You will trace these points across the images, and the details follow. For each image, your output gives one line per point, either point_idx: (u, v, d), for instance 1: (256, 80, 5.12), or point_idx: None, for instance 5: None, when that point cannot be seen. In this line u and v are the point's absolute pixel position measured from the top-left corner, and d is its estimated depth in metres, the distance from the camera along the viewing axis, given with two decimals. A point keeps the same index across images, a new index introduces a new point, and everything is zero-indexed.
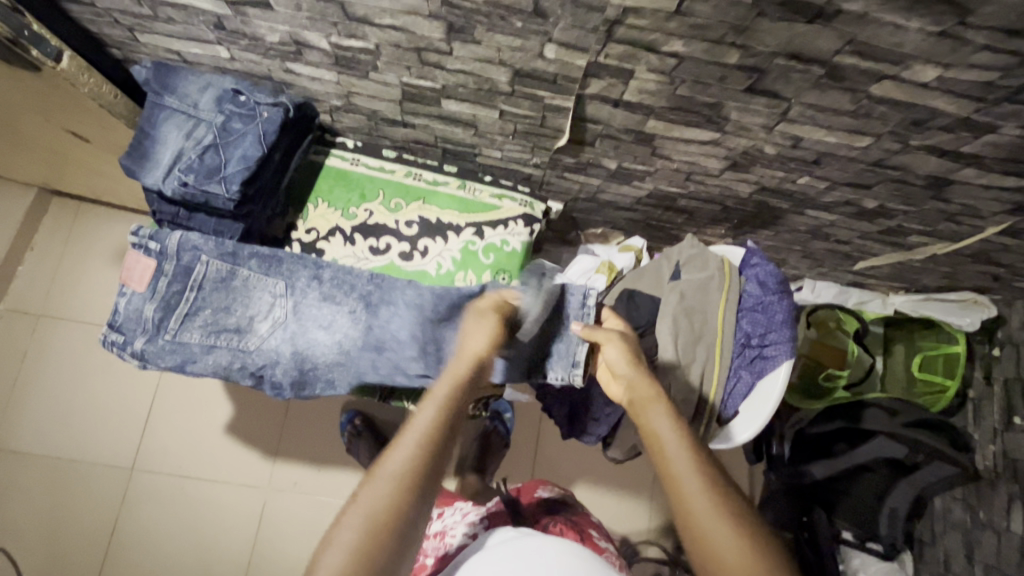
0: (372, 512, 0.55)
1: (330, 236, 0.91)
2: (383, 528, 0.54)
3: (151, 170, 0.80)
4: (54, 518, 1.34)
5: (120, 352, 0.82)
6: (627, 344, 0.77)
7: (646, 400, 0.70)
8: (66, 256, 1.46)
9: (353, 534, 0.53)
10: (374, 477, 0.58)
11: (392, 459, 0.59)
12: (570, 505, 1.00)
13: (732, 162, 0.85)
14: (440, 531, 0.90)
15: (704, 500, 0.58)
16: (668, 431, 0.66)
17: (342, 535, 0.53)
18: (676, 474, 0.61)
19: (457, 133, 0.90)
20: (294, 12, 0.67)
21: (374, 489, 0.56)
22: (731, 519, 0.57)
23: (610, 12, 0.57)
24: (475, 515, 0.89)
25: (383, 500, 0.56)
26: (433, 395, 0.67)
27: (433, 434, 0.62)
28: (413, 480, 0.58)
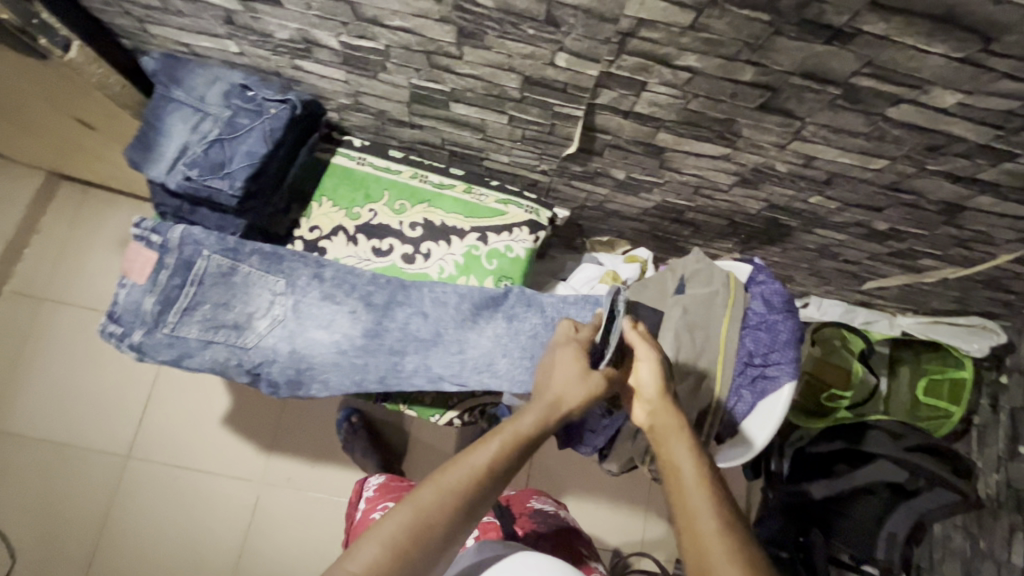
0: (419, 514, 0.57)
1: (333, 235, 0.90)
2: (421, 530, 0.56)
3: (155, 163, 0.79)
4: (49, 501, 1.35)
5: (117, 343, 0.82)
6: (663, 363, 0.76)
7: (671, 427, 0.71)
8: (70, 241, 1.47)
9: (392, 533, 0.56)
10: (426, 480, 0.60)
11: (451, 468, 0.61)
12: (563, 518, 1.01)
13: (742, 178, 0.84)
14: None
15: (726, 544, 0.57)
16: (698, 468, 0.65)
17: (382, 530, 0.56)
18: (693, 510, 0.61)
19: (465, 136, 0.89)
20: (304, 10, 0.67)
21: (425, 493, 0.59)
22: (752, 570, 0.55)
23: (624, 24, 0.56)
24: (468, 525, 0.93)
25: (429, 504, 0.58)
26: (514, 418, 0.67)
27: (499, 455, 0.63)
28: (466, 494, 0.60)
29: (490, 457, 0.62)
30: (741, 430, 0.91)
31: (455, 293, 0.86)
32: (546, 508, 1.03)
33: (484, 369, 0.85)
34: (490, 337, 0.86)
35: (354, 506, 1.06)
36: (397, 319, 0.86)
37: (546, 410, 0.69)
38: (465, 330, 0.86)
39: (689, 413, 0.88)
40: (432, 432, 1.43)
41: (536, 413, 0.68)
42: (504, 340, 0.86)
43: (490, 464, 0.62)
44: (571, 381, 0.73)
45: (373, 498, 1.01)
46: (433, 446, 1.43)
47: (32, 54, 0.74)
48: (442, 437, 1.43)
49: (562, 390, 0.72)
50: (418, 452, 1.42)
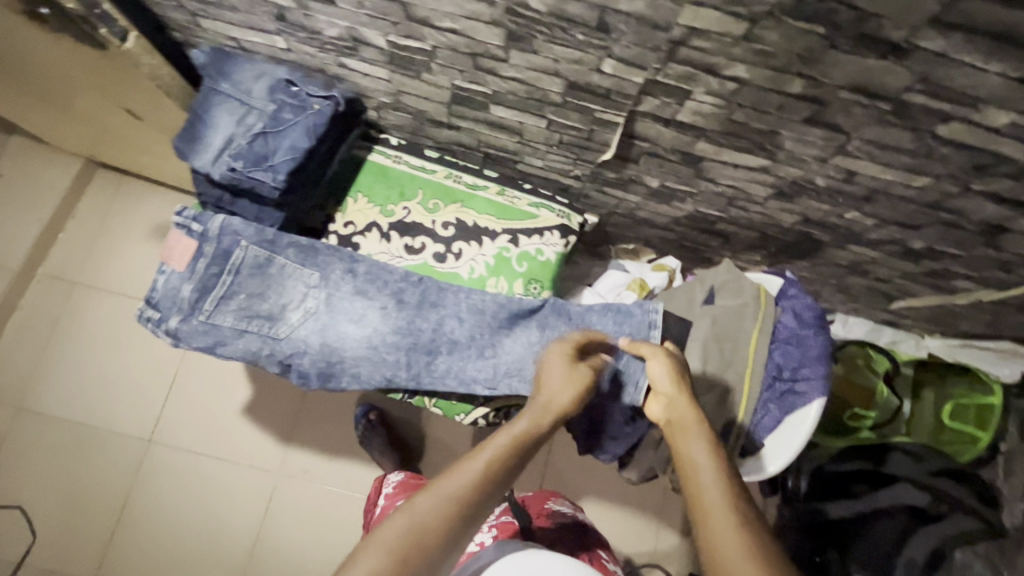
0: (416, 524, 0.57)
1: (367, 231, 0.91)
2: (424, 538, 0.56)
3: (200, 152, 0.80)
4: (70, 482, 1.37)
5: (153, 328, 0.83)
6: (675, 361, 0.76)
7: (686, 425, 0.71)
8: (103, 229, 1.50)
9: (393, 540, 0.55)
10: (425, 488, 0.61)
11: (450, 476, 0.61)
12: (580, 521, 1.00)
13: (778, 191, 0.83)
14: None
15: (739, 547, 0.57)
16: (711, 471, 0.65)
17: (382, 536, 0.56)
18: (708, 510, 0.61)
19: (501, 139, 0.90)
20: (356, 9, 0.68)
21: (423, 501, 0.59)
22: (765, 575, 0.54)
23: (675, 32, 0.57)
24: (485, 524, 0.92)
25: (429, 511, 0.58)
26: (510, 426, 0.68)
27: (496, 462, 0.63)
28: (464, 503, 0.60)
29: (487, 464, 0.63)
30: (766, 445, 0.89)
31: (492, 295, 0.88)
32: (564, 510, 1.02)
33: (517, 374, 0.86)
34: (523, 344, 0.88)
35: (373, 501, 1.07)
36: (428, 320, 0.86)
37: (540, 415, 0.69)
38: (498, 334, 0.88)
39: (715, 423, 0.88)
40: (448, 431, 1.44)
41: (533, 419, 0.69)
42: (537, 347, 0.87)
43: (488, 471, 0.62)
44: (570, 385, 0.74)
45: (392, 494, 1.01)
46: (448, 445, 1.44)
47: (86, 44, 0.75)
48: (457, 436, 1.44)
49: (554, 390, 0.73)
50: (433, 450, 1.42)
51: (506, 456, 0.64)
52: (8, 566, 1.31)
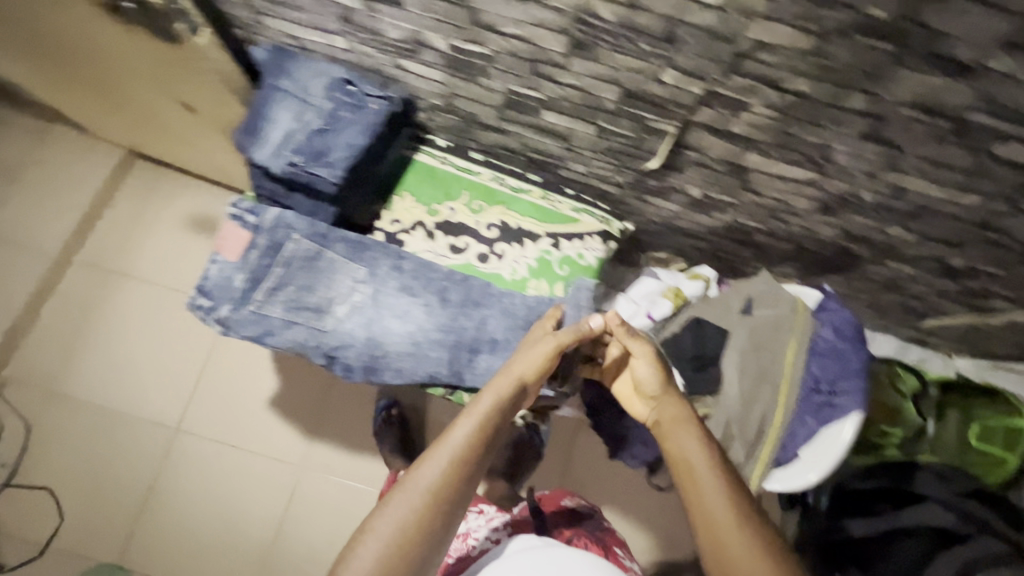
0: (399, 526, 0.61)
1: (412, 229, 0.93)
2: (408, 540, 0.60)
3: (260, 146, 0.81)
4: (98, 466, 1.39)
5: (203, 316, 0.85)
6: (657, 356, 0.81)
7: (678, 420, 0.75)
8: (139, 218, 1.52)
9: (382, 545, 0.60)
10: (400, 488, 0.64)
11: (422, 470, 0.65)
12: (597, 519, 1.04)
13: (822, 204, 0.85)
14: (465, 533, 0.95)
15: (733, 533, 0.61)
16: (700, 460, 0.69)
17: (371, 539, 0.60)
18: (707, 503, 0.65)
19: (547, 144, 0.92)
20: (423, 13, 0.70)
21: (402, 501, 0.62)
22: (756, 557, 0.59)
23: (742, 45, 0.58)
24: (499, 521, 0.97)
25: (405, 513, 0.61)
26: (473, 406, 0.72)
27: (464, 448, 0.67)
28: (441, 498, 0.63)
29: (456, 452, 0.66)
30: (800, 456, 0.89)
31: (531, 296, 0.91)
32: (580, 509, 1.06)
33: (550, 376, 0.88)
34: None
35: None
36: (469, 319, 0.88)
37: (500, 393, 0.73)
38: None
39: (748, 431, 0.89)
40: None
41: (493, 396, 0.73)
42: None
43: (458, 459, 0.66)
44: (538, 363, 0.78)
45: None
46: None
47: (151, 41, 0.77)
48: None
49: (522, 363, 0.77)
50: None
51: (472, 440, 0.68)
52: (34, 547, 1.33)
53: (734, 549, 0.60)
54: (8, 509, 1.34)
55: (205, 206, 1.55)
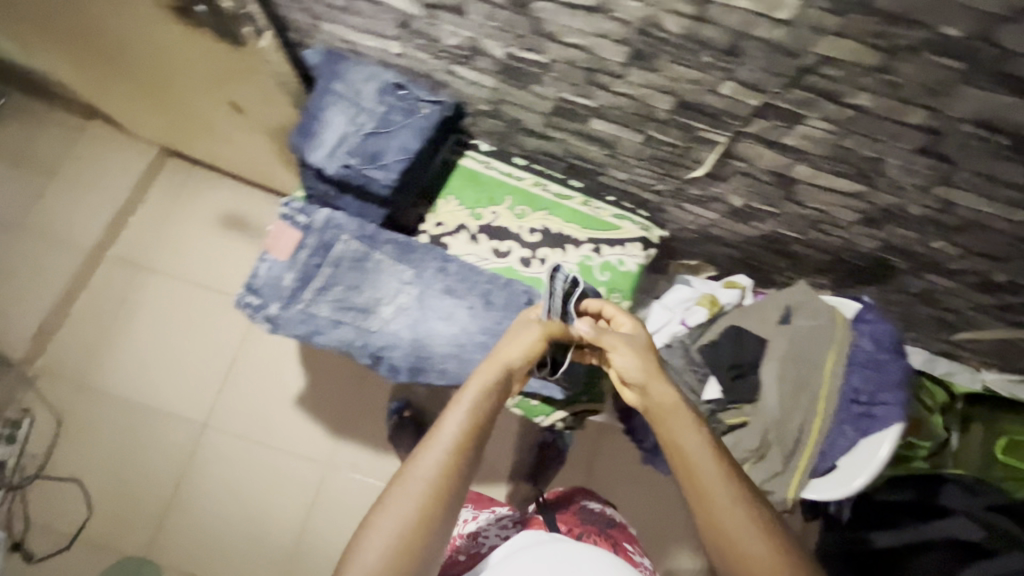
0: (403, 522, 0.63)
1: (456, 232, 0.94)
2: (412, 534, 0.63)
3: (314, 148, 0.83)
4: (127, 459, 1.40)
5: (252, 314, 0.87)
6: (638, 346, 0.77)
7: (666, 410, 0.72)
8: (171, 215, 1.54)
9: (386, 543, 0.62)
10: (400, 484, 0.66)
11: (416, 467, 0.67)
12: (609, 516, 1.04)
13: (866, 216, 0.85)
14: (475, 532, 0.96)
15: (728, 512, 0.65)
16: (693, 448, 0.69)
17: (375, 537, 0.63)
18: (703, 488, 0.67)
19: (591, 151, 0.93)
20: (485, 21, 0.71)
21: (400, 500, 0.64)
22: (751, 534, 0.64)
23: (807, 60, 0.59)
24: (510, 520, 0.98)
25: (407, 509, 0.64)
26: (460, 397, 0.72)
27: (455, 443, 0.68)
28: (439, 492, 0.66)
29: (448, 448, 0.68)
30: (839, 466, 0.91)
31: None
32: (591, 505, 1.06)
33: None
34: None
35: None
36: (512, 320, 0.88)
37: (486, 383, 0.74)
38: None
39: (784, 438, 0.90)
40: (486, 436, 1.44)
41: (481, 388, 0.73)
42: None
43: (450, 454, 0.67)
44: (521, 355, 0.77)
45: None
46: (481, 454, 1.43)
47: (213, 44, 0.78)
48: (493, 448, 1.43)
49: (505, 351, 0.77)
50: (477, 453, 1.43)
51: (461, 435, 0.69)
52: (63, 538, 1.35)
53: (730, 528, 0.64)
54: (40, 499, 1.36)
55: (236, 204, 1.56)
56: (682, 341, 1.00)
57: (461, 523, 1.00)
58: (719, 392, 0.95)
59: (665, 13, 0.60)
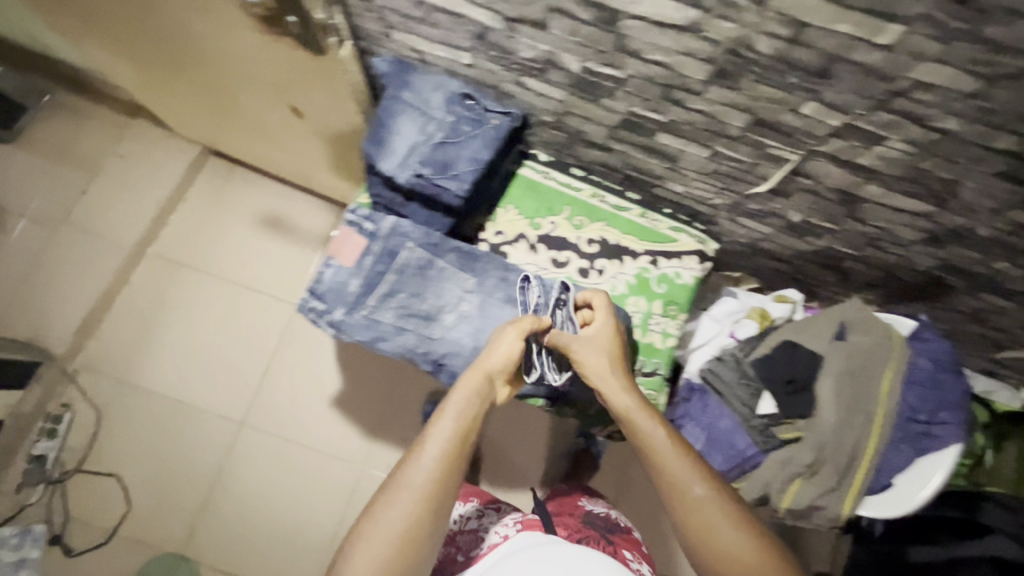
0: (401, 526, 0.68)
1: (516, 241, 0.95)
2: (411, 538, 0.68)
3: (385, 156, 0.84)
4: (165, 456, 1.42)
5: (315, 319, 0.87)
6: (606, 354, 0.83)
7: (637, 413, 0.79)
8: (211, 215, 1.56)
9: (384, 548, 0.66)
10: (397, 491, 0.70)
11: (410, 473, 0.71)
12: (614, 520, 1.04)
13: (929, 235, 0.86)
14: (477, 529, 0.93)
15: (702, 506, 0.73)
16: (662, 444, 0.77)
17: (374, 541, 0.67)
18: (676, 482, 0.74)
19: (651, 163, 0.94)
20: (567, 36, 0.71)
21: (396, 506, 0.68)
22: (724, 523, 0.71)
23: (900, 84, 0.60)
24: (510, 519, 0.91)
25: (406, 515, 0.68)
26: (448, 404, 0.75)
27: (445, 450, 0.72)
28: (432, 496, 0.70)
29: (438, 455, 0.71)
30: (894, 484, 0.91)
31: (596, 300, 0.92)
32: (595, 509, 1.07)
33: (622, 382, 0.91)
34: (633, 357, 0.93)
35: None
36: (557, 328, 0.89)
37: (472, 390, 0.77)
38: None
39: (841, 454, 0.91)
40: (518, 441, 1.45)
41: (467, 395, 0.76)
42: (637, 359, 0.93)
43: (441, 461, 0.71)
44: (504, 360, 0.79)
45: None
46: (512, 458, 1.44)
47: (288, 51, 0.79)
48: (525, 452, 1.44)
49: (490, 356, 0.79)
50: (510, 458, 1.44)
51: (451, 442, 0.73)
52: (101, 533, 1.36)
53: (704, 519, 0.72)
54: (79, 493, 1.37)
55: (275, 205, 1.58)
56: (734, 354, 1.01)
57: (464, 519, 0.98)
58: (774, 407, 0.96)
59: (760, 34, 0.60)
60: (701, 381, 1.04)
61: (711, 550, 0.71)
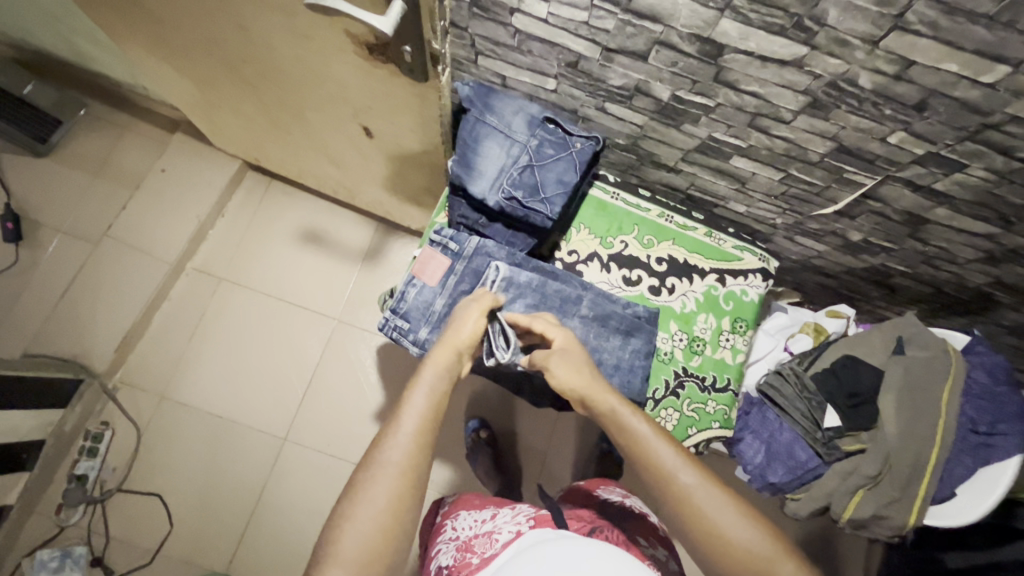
0: (380, 505, 0.58)
1: (589, 260, 0.97)
2: (394, 516, 0.58)
3: (475, 180, 0.87)
4: (208, 474, 1.40)
5: (400, 337, 0.88)
6: (567, 356, 0.78)
7: (617, 411, 0.72)
8: (251, 229, 1.56)
9: (362, 541, 0.56)
10: (368, 466, 0.60)
11: (386, 454, 0.60)
12: (628, 509, 0.90)
13: (987, 255, 0.91)
14: (489, 530, 0.76)
15: (704, 496, 0.63)
16: (651, 433, 0.69)
17: (350, 538, 0.56)
18: (671, 470, 0.65)
19: (718, 185, 0.97)
20: (664, 67, 0.74)
21: (374, 489, 0.58)
22: (731, 511, 0.62)
23: (994, 117, 0.64)
24: (520, 517, 0.76)
25: (388, 491, 0.58)
26: (418, 380, 0.67)
27: (421, 427, 0.63)
28: (414, 471, 0.60)
29: (414, 432, 0.62)
30: (957, 494, 0.95)
31: (552, 291, 0.89)
32: (610, 498, 0.92)
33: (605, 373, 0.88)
34: (621, 352, 0.91)
35: (431, 520, 0.96)
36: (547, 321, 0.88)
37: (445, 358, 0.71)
38: (602, 338, 0.90)
39: (905, 465, 0.93)
40: (560, 450, 1.45)
41: (436, 371, 0.69)
42: (636, 358, 0.92)
43: (418, 439, 0.62)
44: (472, 336, 0.75)
45: (449, 510, 0.90)
46: (553, 471, 1.44)
47: (384, 74, 0.81)
48: (567, 464, 1.44)
49: (454, 332, 0.75)
50: (554, 468, 1.44)
51: (426, 417, 0.64)
52: (145, 554, 1.33)
53: (710, 508, 0.62)
54: (119, 514, 1.34)
55: (314, 219, 1.59)
56: (793, 369, 1.04)
57: (478, 523, 0.80)
58: (838, 420, 0.98)
59: (864, 70, 0.64)
60: (759, 395, 1.07)
61: (711, 548, 0.62)
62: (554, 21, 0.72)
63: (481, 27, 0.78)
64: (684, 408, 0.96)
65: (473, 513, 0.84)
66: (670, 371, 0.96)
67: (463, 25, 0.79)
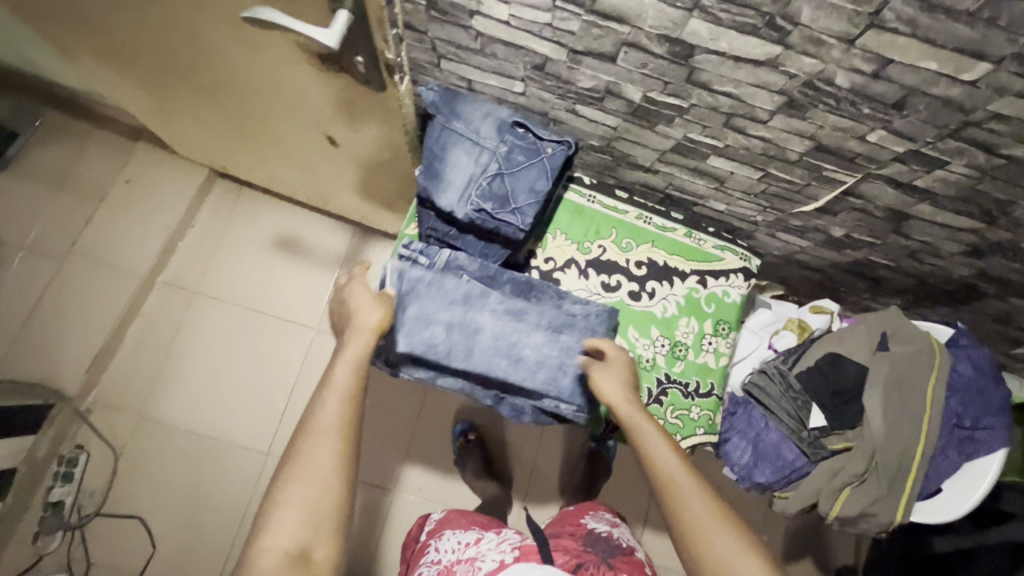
0: (315, 473, 0.59)
1: (566, 267, 0.94)
2: (331, 482, 0.59)
3: (443, 191, 0.83)
4: (190, 492, 1.37)
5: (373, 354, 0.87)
6: (614, 371, 0.80)
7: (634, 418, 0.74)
8: (223, 239, 1.52)
9: (301, 508, 0.57)
10: (302, 437, 0.61)
11: (317, 422, 0.62)
12: (616, 540, 0.85)
13: (971, 248, 0.89)
14: (472, 557, 0.74)
15: (698, 507, 0.64)
16: (658, 440, 0.71)
17: (282, 519, 0.57)
18: (672, 478, 0.67)
19: (697, 185, 0.94)
20: (634, 68, 0.70)
21: (309, 457, 0.59)
22: (720, 522, 0.63)
23: (976, 115, 0.62)
24: (506, 544, 0.74)
25: (323, 458, 0.60)
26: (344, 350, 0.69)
27: (343, 410, 0.63)
28: (348, 434, 0.62)
29: (336, 413, 0.62)
30: (942, 489, 0.95)
31: (453, 285, 0.82)
32: (598, 528, 0.87)
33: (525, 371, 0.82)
34: (544, 348, 0.83)
35: (415, 538, 0.94)
36: (446, 311, 0.81)
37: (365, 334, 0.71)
38: (521, 332, 0.83)
39: (891, 460, 0.93)
40: (548, 451, 1.43)
41: (359, 341, 0.70)
42: None
43: (343, 424, 0.62)
44: (382, 316, 0.74)
45: (433, 529, 0.88)
46: (542, 473, 1.42)
47: (341, 83, 0.76)
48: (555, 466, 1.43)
49: (363, 316, 0.74)
50: (543, 470, 1.42)
51: (347, 399, 0.64)
52: None
53: (702, 518, 0.64)
54: (101, 538, 1.32)
55: (286, 225, 1.55)
56: (778, 368, 1.01)
57: (461, 547, 0.78)
58: (824, 419, 0.96)
59: (841, 69, 0.61)
60: (744, 394, 1.04)
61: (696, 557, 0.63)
62: (517, 23, 0.68)
63: (440, 30, 0.73)
64: (668, 415, 0.94)
65: (457, 533, 0.82)
66: (653, 378, 0.94)
67: (423, 28, 0.74)
